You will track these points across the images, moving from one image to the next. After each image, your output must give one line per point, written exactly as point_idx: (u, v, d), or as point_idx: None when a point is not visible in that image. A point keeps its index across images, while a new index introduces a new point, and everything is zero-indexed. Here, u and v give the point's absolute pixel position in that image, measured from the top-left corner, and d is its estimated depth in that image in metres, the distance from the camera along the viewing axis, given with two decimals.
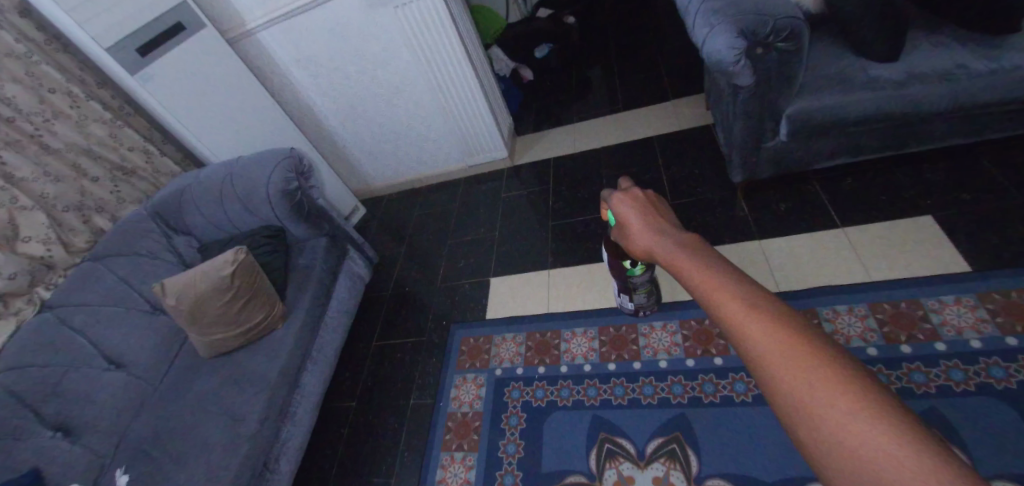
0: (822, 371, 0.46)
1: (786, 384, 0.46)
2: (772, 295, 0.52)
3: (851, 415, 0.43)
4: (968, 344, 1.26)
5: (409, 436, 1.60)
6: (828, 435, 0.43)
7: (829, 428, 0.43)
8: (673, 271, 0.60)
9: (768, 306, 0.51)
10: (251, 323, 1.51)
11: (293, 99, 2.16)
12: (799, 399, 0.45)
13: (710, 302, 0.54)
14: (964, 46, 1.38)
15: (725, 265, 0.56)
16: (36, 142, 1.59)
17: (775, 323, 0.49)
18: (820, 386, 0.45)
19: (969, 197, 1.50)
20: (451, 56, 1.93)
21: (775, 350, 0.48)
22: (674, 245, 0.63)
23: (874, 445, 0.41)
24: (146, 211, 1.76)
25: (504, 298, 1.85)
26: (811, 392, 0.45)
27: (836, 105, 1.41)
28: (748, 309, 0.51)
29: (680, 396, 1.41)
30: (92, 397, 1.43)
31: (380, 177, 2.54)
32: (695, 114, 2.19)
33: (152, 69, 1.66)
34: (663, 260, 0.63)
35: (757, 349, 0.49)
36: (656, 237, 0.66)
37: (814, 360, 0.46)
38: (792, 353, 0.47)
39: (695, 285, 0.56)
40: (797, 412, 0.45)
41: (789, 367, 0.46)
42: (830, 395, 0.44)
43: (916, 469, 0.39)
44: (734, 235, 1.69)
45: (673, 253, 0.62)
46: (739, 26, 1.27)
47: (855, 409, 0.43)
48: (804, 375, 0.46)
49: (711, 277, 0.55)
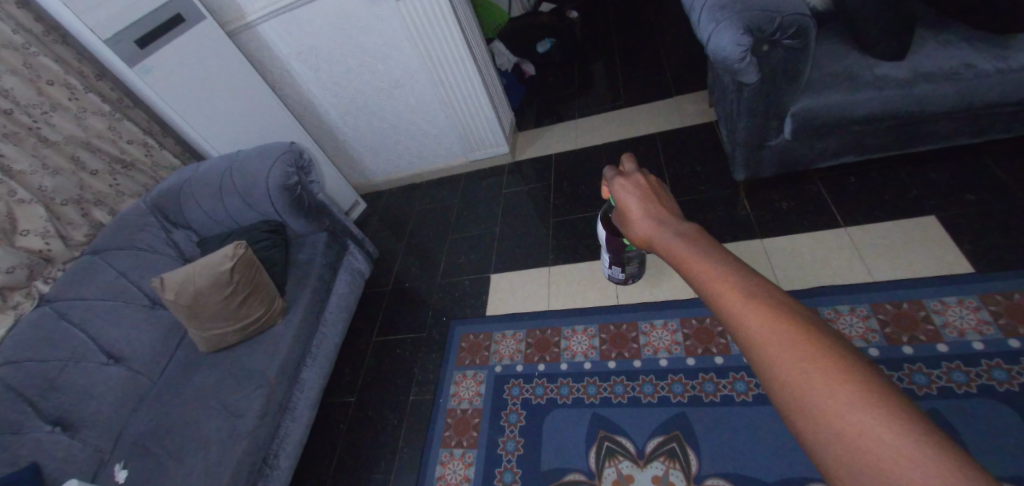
0: (821, 360, 0.45)
1: (784, 374, 0.46)
2: (773, 284, 0.51)
3: (849, 405, 0.42)
4: (970, 345, 1.25)
5: (408, 432, 1.60)
6: (826, 426, 0.42)
7: (826, 416, 0.42)
8: (672, 262, 0.60)
9: (768, 296, 0.50)
10: (252, 317, 1.51)
11: (293, 92, 2.14)
12: (796, 388, 0.45)
13: (708, 290, 0.53)
14: (971, 45, 1.36)
15: (726, 255, 0.55)
16: (34, 134, 1.58)
17: (774, 312, 0.49)
18: (818, 376, 0.44)
19: (973, 198, 1.49)
20: (453, 50, 1.91)
21: (773, 340, 0.47)
22: (674, 234, 0.62)
23: (873, 436, 0.40)
24: (144, 204, 1.75)
25: (504, 294, 1.85)
26: (807, 381, 0.44)
27: (840, 104, 1.40)
28: (746, 298, 0.50)
29: (680, 395, 1.40)
30: (91, 391, 1.43)
31: (381, 171, 2.52)
32: (698, 111, 2.17)
33: (151, 61, 1.64)
34: (662, 249, 0.62)
35: (755, 339, 0.48)
36: (656, 225, 0.66)
37: (813, 350, 0.45)
38: (792, 342, 0.46)
39: (694, 275, 0.55)
40: (795, 402, 0.45)
41: (787, 356, 0.46)
42: (829, 385, 0.43)
43: (916, 462, 0.38)
44: (735, 233, 1.68)
45: (672, 243, 0.61)
46: (746, 22, 1.25)
47: (855, 400, 0.42)
48: (802, 364, 0.45)
49: (710, 267, 0.54)
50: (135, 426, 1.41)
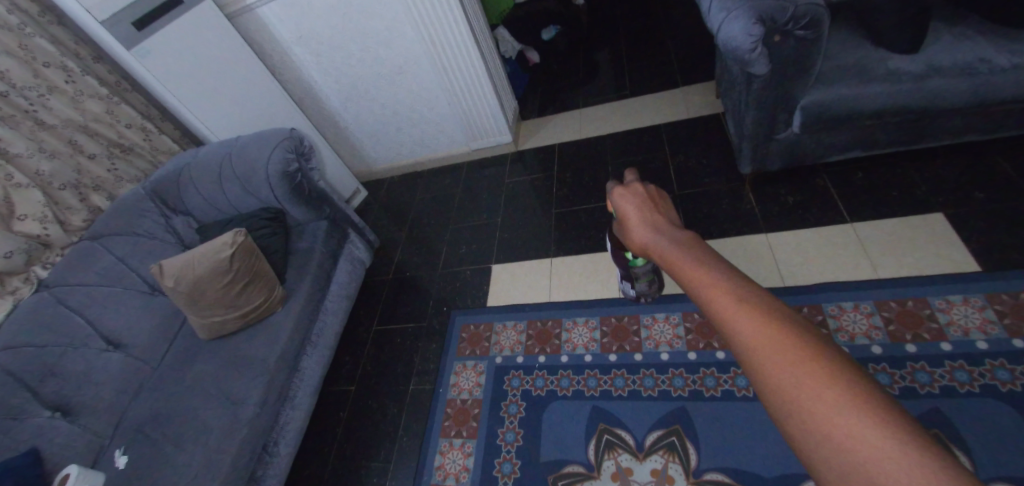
0: (810, 363, 0.44)
1: (774, 379, 0.44)
2: (764, 289, 0.50)
3: (839, 410, 0.41)
4: (975, 345, 1.24)
5: (408, 421, 1.60)
6: (819, 433, 0.41)
7: (817, 422, 0.41)
8: (667, 268, 0.58)
9: (758, 301, 0.49)
10: (251, 305, 1.50)
11: (294, 77, 2.11)
12: (785, 392, 0.43)
13: (699, 294, 0.52)
14: (987, 39, 1.33)
15: (718, 261, 0.54)
16: (30, 117, 1.56)
17: (765, 315, 0.48)
18: (806, 378, 0.43)
19: (982, 196, 1.47)
20: (456, 37, 1.87)
21: (764, 343, 0.46)
22: (669, 240, 0.61)
23: (860, 440, 0.39)
24: (143, 190, 1.73)
25: (505, 285, 1.84)
26: (798, 385, 0.43)
27: (851, 98, 1.37)
28: (738, 302, 0.49)
29: (681, 389, 1.40)
30: (91, 377, 1.43)
31: (382, 159, 2.50)
32: (705, 102, 2.14)
33: (149, 44, 1.62)
34: (658, 256, 0.61)
35: (745, 342, 0.47)
36: (653, 231, 0.64)
37: (805, 354, 0.44)
38: (781, 344, 0.45)
39: (687, 280, 0.54)
40: (786, 407, 0.43)
41: (778, 360, 0.44)
42: (817, 387, 0.42)
43: (907, 468, 0.37)
44: (740, 227, 1.67)
45: (668, 249, 0.59)
46: (757, 11, 1.22)
47: (846, 405, 0.40)
48: (791, 367, 0.44)
49: (702, 271, 0.53)
50: (135, 412, 1.41)
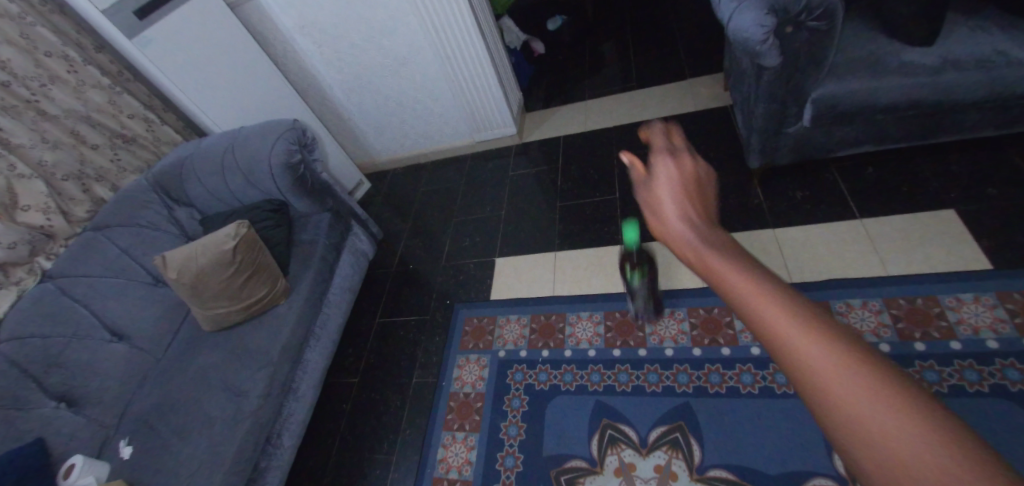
0: (856, 373, 0.37)
1: (817, 392, 0.38)
2: (797, 289, 0.43)
3: (891, 429, 0.34)
4: (985, 344, 1.23)
5: (411, 414, 1.60)
6: (868, 452, 0.35)
7: (867, 442, 0.35)
8: (687, 260, 0.50)
9: (791, 301, 0.43)
10: (254, 297, 1.50)
11: (297, 67, 2.09)
12: (830, 410, 0.37)
13: (727, 294, 0.45)
14: (1006, 31, 1.30)
15: (747, 259, 0.47)
16: (32, 107, 1.55)
17: (800, 319, 0.41)
18: (856, 396, 0.36)
19: (996, 192, 1.44)
20: (460, 27, 1.85)
21: (807, 354, 0.39)
22: (694, 227, 0.51)
23: (916, 466, 0.33)
24: (146, 180, 1.73)
25: (509, 279, 1.83)
26: (842, 399, 0.37)
27: (864, 91, 1.34)
28: (773, 306, 0.42)
29: (685, 385, 1.39)
30: (95, 368, 1.43)
31: (386, 151, 2.48)
32: (713, 94, 2.11)
33: (151, 33, 1.60)
34: (676, 244, 0.51)
35: (784, 348, 0.41)
36: (680, 211, 0.53)
37: (849, 363, 0.38)
38: (823, 353, 0.39)
39: (716, 279, 0.46)
40: (832, 423, 0.37)
41: (823, 371, 0.38)
42: (866, 401, 0.36)
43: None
44: (747, 222, 1.65)
45: (690, 239, 0.50)
46: (770, 1, 1.20)
47: (903, 428, 0.34)
48: (835, 379, 0.38)
49: (731, 270, 0.46)
50: (139, 403, 1.42)
